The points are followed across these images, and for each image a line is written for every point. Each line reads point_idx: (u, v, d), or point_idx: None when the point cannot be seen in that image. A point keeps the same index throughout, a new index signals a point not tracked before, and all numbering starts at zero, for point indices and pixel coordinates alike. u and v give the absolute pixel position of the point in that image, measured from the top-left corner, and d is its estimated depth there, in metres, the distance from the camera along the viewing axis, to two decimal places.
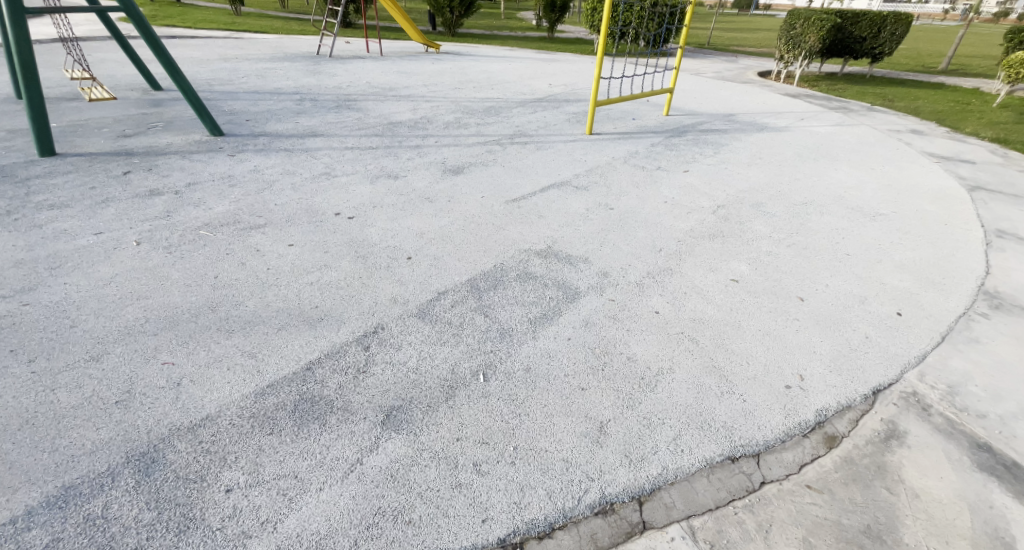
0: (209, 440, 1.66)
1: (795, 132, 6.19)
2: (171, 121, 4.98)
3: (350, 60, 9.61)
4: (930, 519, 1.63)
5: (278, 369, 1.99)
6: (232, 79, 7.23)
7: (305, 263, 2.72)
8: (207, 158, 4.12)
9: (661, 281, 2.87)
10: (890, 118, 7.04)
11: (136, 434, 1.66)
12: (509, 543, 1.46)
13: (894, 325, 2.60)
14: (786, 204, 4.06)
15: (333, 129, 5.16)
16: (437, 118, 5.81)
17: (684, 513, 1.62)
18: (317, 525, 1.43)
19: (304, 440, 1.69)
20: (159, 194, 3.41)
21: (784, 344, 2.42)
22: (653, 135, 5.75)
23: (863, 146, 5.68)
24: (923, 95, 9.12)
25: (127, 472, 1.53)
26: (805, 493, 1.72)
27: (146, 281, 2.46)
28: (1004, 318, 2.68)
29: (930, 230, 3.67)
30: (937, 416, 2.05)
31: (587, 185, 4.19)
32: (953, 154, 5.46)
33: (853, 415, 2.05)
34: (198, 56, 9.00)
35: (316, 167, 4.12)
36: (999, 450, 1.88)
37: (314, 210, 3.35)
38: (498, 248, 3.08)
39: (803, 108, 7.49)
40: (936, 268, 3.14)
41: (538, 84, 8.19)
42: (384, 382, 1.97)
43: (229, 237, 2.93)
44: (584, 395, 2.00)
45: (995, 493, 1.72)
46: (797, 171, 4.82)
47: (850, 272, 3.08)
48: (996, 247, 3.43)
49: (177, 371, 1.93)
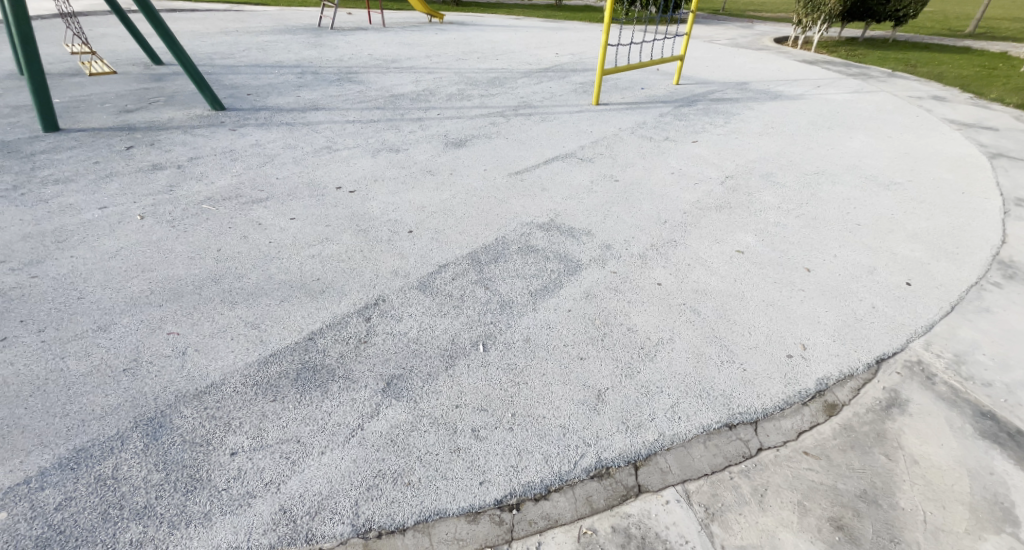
0: (214, 406, 1.70)
1: (810, 100, 6.00)
2: (173, 96, 4.95)
3: (353, 32, 9.43)
4: (928, 484, 1.63)
5: (280, 338, 2.02)
6: (233, 53, 7.15)
7: (306, 237, 2.74)
8: (209, 133, 4.11)
9: (665, 253, 2.84)
10: (911, 84, 6.76)
11: (144, 400, 1.71)
12: (505, 504, 1.49)
13: (902, 295, 2.56)
14: (797, 174, 3.96)
15: (335, 102, 5.10)
16: (440, 90, 5.71)
17: (679, 477, 1.64)
18: (320, 486, 1.47)
19: (307, 407, 1.73)
20: (162, 169, 3.43)
21: (787, 313, 2.41)
22: (661, 105, 5.61)
23: (881, 114, 5.49)
24: (948, 60, 8.73)
25: (135, 436, 1.58)
26: (802, 459, 1.73)
27: (151, 254, 2.50)
28: (1018, 287, 2.61)
29: (947, 199, 3.57)
30: (941, 385, 2.04)
31: (592, 156, 4.12)
32: (975, 121, 5.25)
33: (854, 383, 2.04)
34: (199, 30, 8.90)
35: (317, 141, 4.10)
36: (1003, 419, 1.87)
37: (315, 185, 3.34)
38: (500, 221, 3.06)
39: (819, 75, 7.23)
40: (949, 237, 3.07)
41: (544, 53, 7.99)
42: (385, 351, 2.00)
43: (231, 211, 2.94)
44: (583, 364, 2.02)
45: (996, 460, 1.72)
46: (809, 141, 4.68)
47: (860, 242, 3.02)
48: (1015, 216, 3.33)
49: (182, 340, 1.98)
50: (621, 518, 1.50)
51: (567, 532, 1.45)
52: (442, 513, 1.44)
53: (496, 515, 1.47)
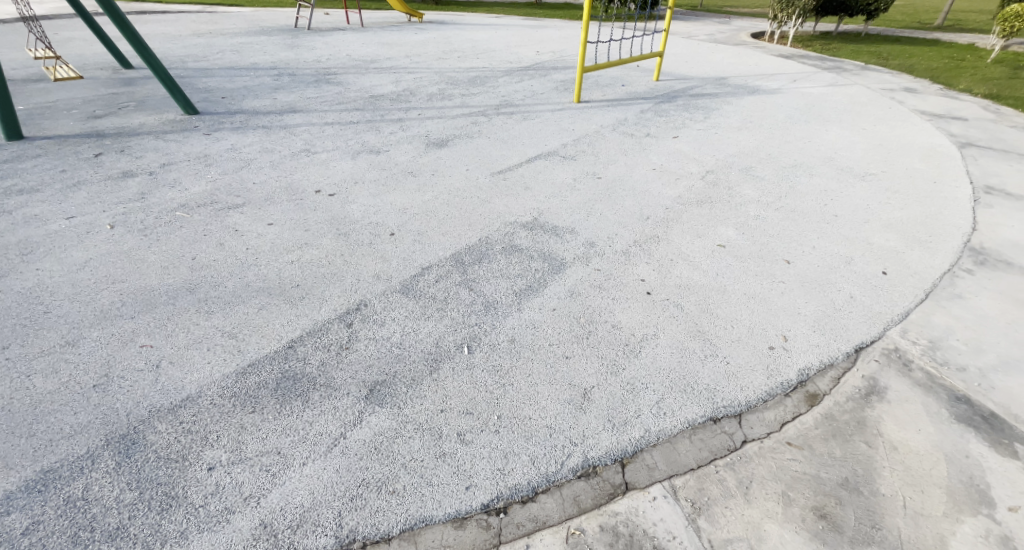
0: (190, 420, 1.66)
1: (787, 94, 6.08)
2: (144, 101, 4.82)
3: (330, 32, 9.31)
4: (906, 470, 1.67)
5: (259, 347, 1.98)
6: (206, 55, 6.98)
7: (285, 242, 2.68)
8: (182, 138, 4.01)
9: (647, 249, 2.85)
10: (883, 77, 6.90)
11: (115, 416, 1.66)
12: (493, 508, 1.49)
13: (878, 284, 2.61)
14: (775, 167, 4.02)
15: (312, 104, 5.03)
16: (420, 90, 5.66)
17: (666, 473, 1.65)
18: (301, 498, 1.45)
19: (287, 417, 1.70)
20: (133, 176, 3.33)
21: (768, 306, 2.43)
22: (642, 101, 5.64)
23: (855, 106, 5.59)
24: (919, 53, 8.92)
25: (107, 454, 1.53)
26: (785, 449, 1.75)
27: (122, 265, 2.43)
28: (989, 273, 2.68)
29: (919, 188, 3.65)
30: (918, 371, 2.08)
31: (574, 154, 4.12)
32: (945, 112, 5.38)
33: (835, 373, 2.07)
34: (170, 32, 8.70)
35: (295, 144, 4.03)
36: (977, 402, 1.92)
37: (294, 188, 3.29)
38: (483, 221, 3.04)
39: (795, 69, 7.34)
40: (923, 226, 3.14)
41: (525, 52, 7.98)
42: (367, 357, 1.97)
43: (206, 218, 2.88)
44: (569, 363, 2.01)
45: (971, 443, 1.76)
46: (787, 134, 4.75)
47: (838, 233, 3.07)
48: (984, 204, 3.42)
49: (155, 353, 1.92)
50: (609, 516, 1.51)
51: (555, 533, 1.45)
52: (427, 520, 1.43)
53: (483, 519, 1.46)
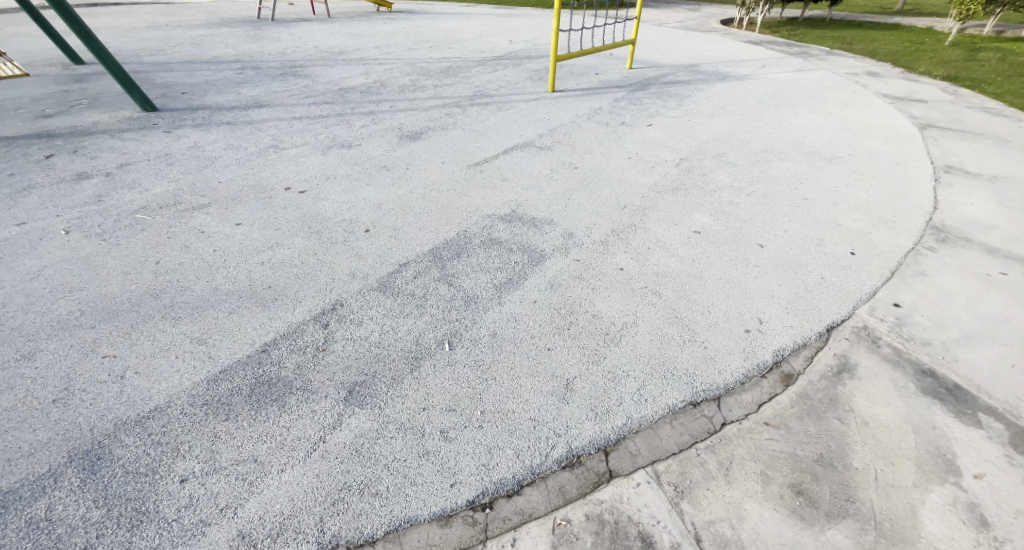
0: (159, 431, 1.61)
1: (756, 80, 6.17)
2: (97, 98, 4.59)
3: (295, 23, 9.01)
4: (877, 443, 1.73)
5: (231, 353, 1.92)
6: (163, 49, 6.68)
7: (255, 243, 2.60)
8: (140, 137, 3.84)
9: (625, 238, 2.87)
10: (847, 61, 7.06)
11: (78, 431, 1.60)
12: (478, 504, 1.50)
13: (848, 264, 2.68)
14: (747, 152, 4.08)
15: (279, 98, 4.87)
16: (392, 82, 5.54)
17: (649, 459, 1.67)
18: (281, 506, 1.43)
19: (263, 423, 1.65)
20: (88, 177, 3.18)
21: (743, 290, 2.48)
22: (616, 89, 5.64)
23: (822, 91, 5.71)
24: (881, 37, 9.14)
25: (70, 472, 1.49)
26: (763, 429, 1.79)
27: (80, 272, 2.32)
28: (951, 251, 2.78)
29: (884, 170, 3.76)
30: (886, 347, 2.15)
31: (551, 144, 4.10)
32: (906, 95, 5.54)
33: (808, 352, 2.13)
34: (124, 25, 8.29)
35: (262, 140, 3.90)
36: (942, 375, 2.00)
37: (263, 187, 3.18)
38: (460, 215, 3.00)
39: (764, 55, 7.45)
40: (888, 206, 3.24)
41: (497, 41, 7.88)
42: (345, 358, 1.93)
43: (169, 219, 2.76)
44: (551, 355, 2.01)
45: (938, 414, 1.83)
46: (758, 120, 4.82)
47: (808, 216, 3.14)
48: (944, 183, 3.54)
49: (119, 363, 1.85)
50: (594, 505, 1.54)
51: (542, 525, 1.47)
52: (412, 520, 1.44)
53: (469, 516, 1.47)
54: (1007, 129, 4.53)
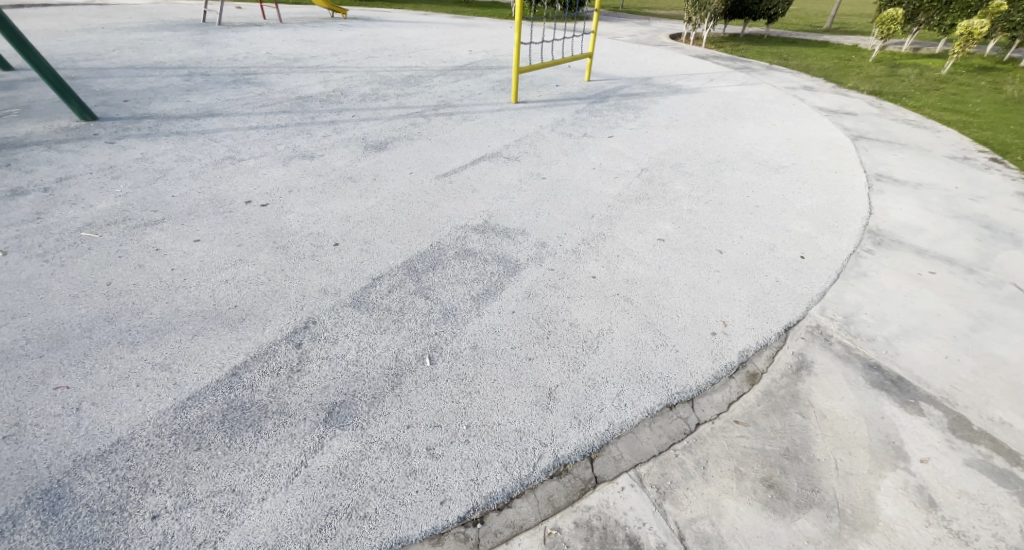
0: (125, 466, 1.51)
1: (706, 93, 6.50)
2: (28, 106, 4.26)
3: (245, 28, 8.69)
4: (836, 434, 1.86)
5: (198, 377, 1.82)
6: (100, 53, 6.28)
7: (217, 260, 2.49)
8: (80, 148, 3.59)
9: (595, 246, 2.94)
10: (786, 76, 7.57)
11: (34, 470, 1.48)
12: (469, 520, 1.50)
13: (799, 267, 2.87)
14: (702, 163, 4.29)
15: (233, 106, 4.69)
16: (352, 90, 5.44)
17: (631, 463, 1.73)
18: (265, 536, 1.38)
19: (239, 451, 1.58)
20: (23, 192, 2.94)
21: (708, 294, 2.60)
22: (576, 101, 5.79)
23: (765, 104, 6.09)
24: (814, 53, 9.85)
25: (27, 515, 1.37)
26: (734, 428, 1.89)
27: (20, 296, 2.14)
28: (887, 252, 3.04)
29: (825, 178, 4.05)
30: (837, 344, 2.32)
31: (517, 155, 4.16)
32: (839, 108, 6.00)
33: (770, 352, 2.26)
34: (53, 26, 7.73)
35: (218, 151, 3.74)
36: (887, 368, 2.17)
37: (222, 200, 3.05)
38: (432, 226, 2.99)
39: (711, 69, 7.85)
40: (830, 212, 3.49)
41: (457, 51, 7.91)
42: (322, 378, 1.87)
43: (119, 237, 2.60)
44: (532, 364, 2.04)
45: (885, 405, 1.99)
46: (710, 131, 5.08)
47: (761, 222, 3.34)
48: (877, 190, 3.86)
49: (74, 394, 1.72)
50: (582, 512, 1.57)
51: (533, 535, 1.49)
52: (404, 540, 1.42)
53: (460, 532, 1.47)
54: (926, 140, 5.00)
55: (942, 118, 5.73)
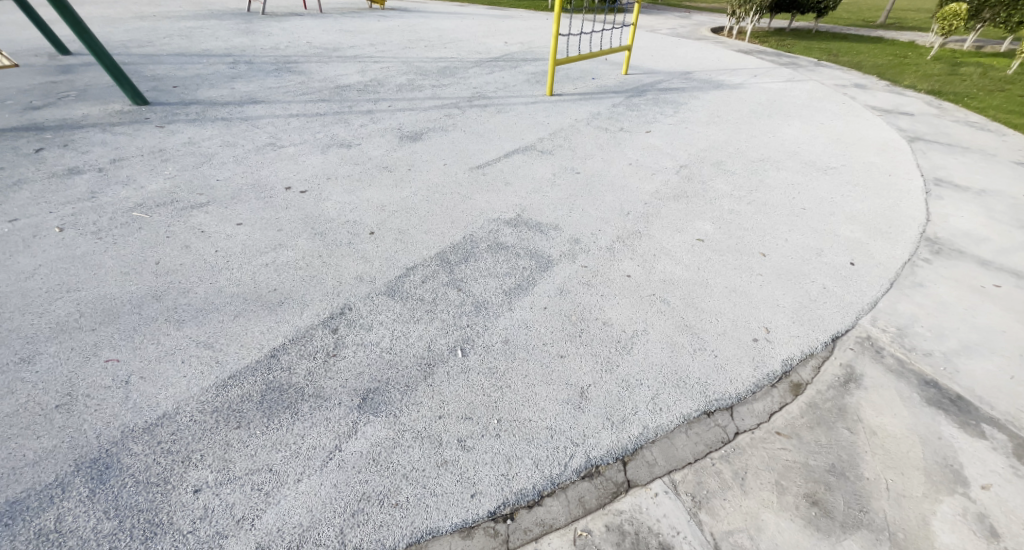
0: (169, 439, 1.55)
1: (750, 89, 6.26)
2: (85, 90, 4.45)
3: (287, 17, 8.87)
4: (887, 453, 1.75)
5: (238, 357, 1.86)
6: (152, 40, 6.51)
7: (258, 243, 2.54)
8: (133, 131, 3.72)
9: (630, 244, 2.87)
10: (835, 73, 7.22)
11: (85, 439, 1.53)
12: (499, 515, 1.48)
13: (848, 274, 2.72)
14: (744, 161, 4.13)
15: (274, 94, 4.78)
16: (389, 80, 5.48)
17: (666, 469, 1.67)
18: (299, 517, 1.39)
19: (276, 431, 1.60)
20: (80, 172, 3.08)
21: (749, 298, 2.50)
22: (613, 95, 5.66)
23: (813, 102, 5.82)
24: (866, 50, 9.36)
25: (78, 481, 1.43)
26: (776, 439, 1.80)
27: (76, 271, 2.23)
28: (945, 262, 2.85)
29: (877, 181, 3.83)
30: (889, 357, 2.19)
31: (552, 148, 4.10)
32: (893, 107, 5.67)
33: (815, 361, 2.15)
34: (109, 14, 8.06)
35: (260, 137, 3.82)
36: (944, 385, 2.03)
37: (263, 185, 3.12)
38: (465, 218, 2.97)
39: (755, 64, 7.56)
40: (883, 217, 3.30)
41: (493, 42, 7.86)
42: (356, 364, 1.88)
43: (167, 218, 2.69)
44: (564, 362, 2.00)
45: (942, 425, 1.87)
46: (753, 128, 4.89)
47: (807, 225, 3.19)
48: (934, 196, 3.63)
49: (123, 367, 1.78)
50: (614, 516, 1.53)
51: (563, 536, 1.46)
52: (434, 532, 1.41)
53: (490, 527, 1.45)
54: (990, 144, 4.67)
55: (1008, 120, 5.35)
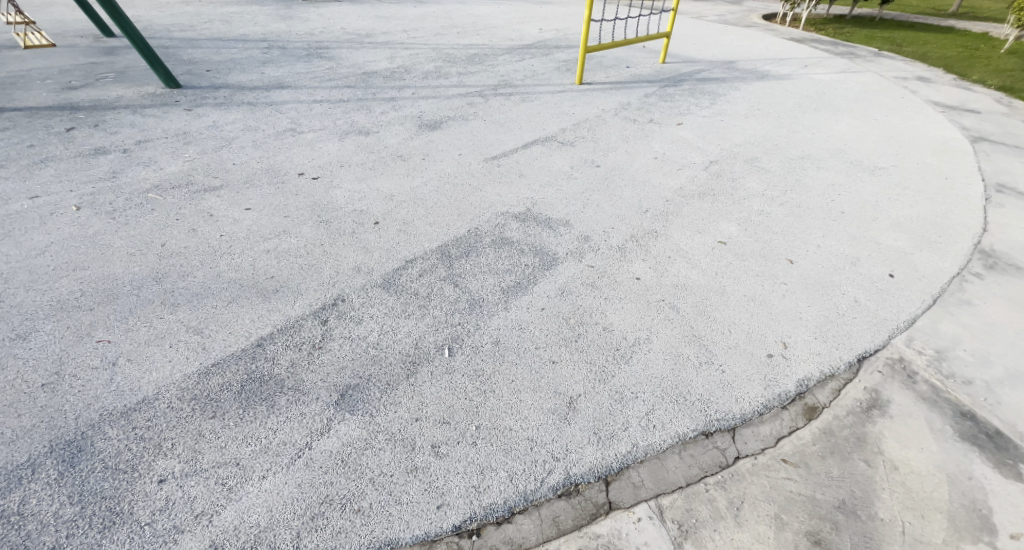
0: (144, 426, 1.56)
1: (797, 80, 5.85)
2: (124, 72, 4.61)
3: (325, 3, 8.96)
4: (907, 492, 1.57)
5: (225, 345, 1.86)
6: (193, 24, 6.70)
7: (262, 229, 2.54)
8: (161, 113, 3.82)
9: (644, 245, 2.71)
10: (895, 64, 6.66)
11: (63, 420, 1.56)
12: (464, 530, 1.41)
13: (885, 288, 2.48)
14: (781, 158, 3.85)
15: (301, 79, 4.82)
16: (416, 67, 5.43)
17: (652, 492, 1.56)
18: (258, 517, 1.37)
19: (249, 424, 1.59)
20: (105, 152, 3.17)
21: (768, 309, 2.31)
22: (646, 85, 5.41)
23: (867, 95, 5.38)
24: (933, 40, 8.60)
25: (49, 464, 1.45)
26: (780, 467, 1.65)
27: (85, 250, 2.29)
28: (999, 278, 2.55)
29: (931, 185, 3.49)
30: (922, 383, 1.97)
31: (573, 140, 3.95)
32: (958, 103, 5.17)
33: (835, 384, 1.96)
34: None
35: (280, 122, 3.85)
36: (983, 419, 1.81)
37: (276, 170, 3.13)
38: (473, 211, 2.89)
39: (806, 54, 7.07)
40: (932, 226, 3.00)
41: (527, 29, 7.68)
42: (340, 358, 1.85)
43: (179, 200, 2.73)
44: (555, 369, 1.89)
45: (975, 464, 1.66)
46: (796, 123, 4.56)
47: (844, 231, 2.93)
48: (996, 203, 3.27)
49: (113, 349, 1.81)
50: (589, 540, 1.43)
51: None
52: (394, 542, 1.36)
53: (454, 542, 1.39)
54: None
55: None
